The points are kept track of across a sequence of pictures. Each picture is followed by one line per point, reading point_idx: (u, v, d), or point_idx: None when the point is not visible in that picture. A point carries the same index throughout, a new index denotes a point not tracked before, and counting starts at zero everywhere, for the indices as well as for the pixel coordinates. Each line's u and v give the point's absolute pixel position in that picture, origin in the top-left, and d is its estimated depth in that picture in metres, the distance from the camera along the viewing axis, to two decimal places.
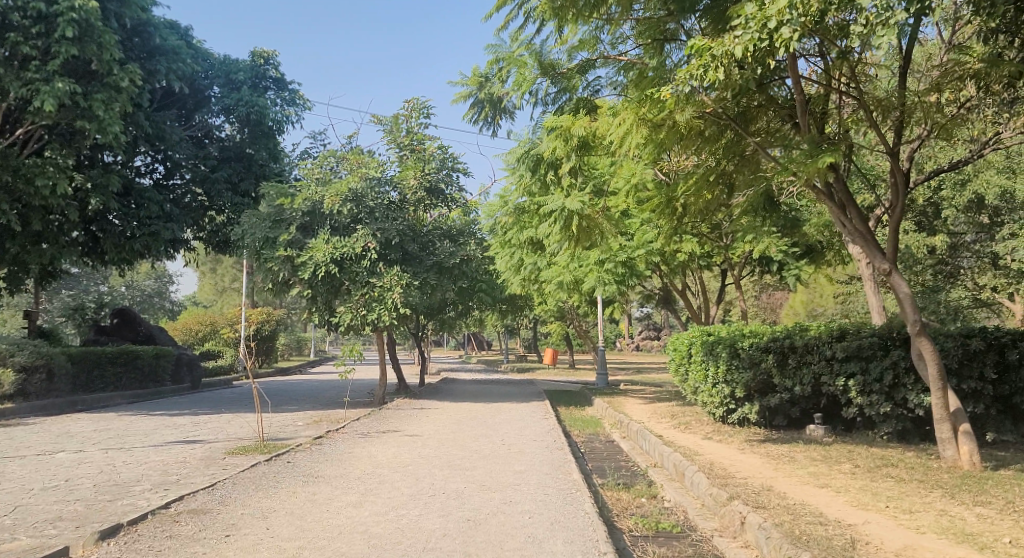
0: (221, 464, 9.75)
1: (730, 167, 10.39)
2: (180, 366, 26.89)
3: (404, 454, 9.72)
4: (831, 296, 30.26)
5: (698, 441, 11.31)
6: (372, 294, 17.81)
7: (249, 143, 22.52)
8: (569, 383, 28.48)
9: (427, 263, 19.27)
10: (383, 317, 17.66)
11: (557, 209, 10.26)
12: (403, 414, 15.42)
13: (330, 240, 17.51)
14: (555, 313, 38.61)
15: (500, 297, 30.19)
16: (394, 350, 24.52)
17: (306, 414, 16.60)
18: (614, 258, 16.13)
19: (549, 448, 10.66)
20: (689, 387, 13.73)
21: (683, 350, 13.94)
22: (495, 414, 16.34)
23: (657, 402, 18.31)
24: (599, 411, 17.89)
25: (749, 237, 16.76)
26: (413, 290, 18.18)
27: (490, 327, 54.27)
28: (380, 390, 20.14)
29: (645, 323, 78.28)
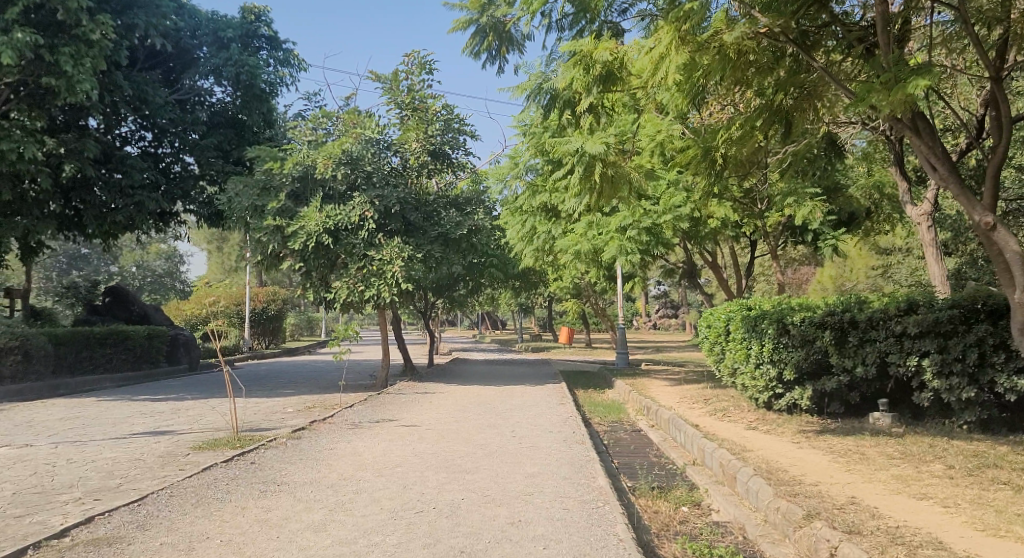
0: (178, 464, 8.24)
1: (786, 104, 8.65)
2: (177, 347, 25.57)
3: (395, 452, 8.16)
4: (865, 270, 28.40)
5: (742, 432, 9.67)
6: (370, 268, 16.27)
7: (241, 108, 20.90)
8: (586, 363, 26.92)
9: (431, 234, 17.65)
10: (383, 293, 16.13)
11: (574, 154, 8.65)
12: (403, 400, 13.89)
13: (323, 208, 16.00)
14: (570, 290, 36.95)
15: (513, 273, 28.58)
16: (399, 329, 23.04)
17: (299, 400, 15.13)
18: (638, 225, 14.42)
19: (567, 442, 9.06)
20: (727, 369, 12.08)
21: (719, 327, 12.26)
22: (507, 399, 14.76)
23: (685, 385, 16.70)
24: (621, 394, 16.29)
25: (788, 200, 15.02)
26: (416, 263, 16.60)
27: (505, 306, 52.81)
28: (383, 372, 18.67)
29: (662, 301, 76.46)
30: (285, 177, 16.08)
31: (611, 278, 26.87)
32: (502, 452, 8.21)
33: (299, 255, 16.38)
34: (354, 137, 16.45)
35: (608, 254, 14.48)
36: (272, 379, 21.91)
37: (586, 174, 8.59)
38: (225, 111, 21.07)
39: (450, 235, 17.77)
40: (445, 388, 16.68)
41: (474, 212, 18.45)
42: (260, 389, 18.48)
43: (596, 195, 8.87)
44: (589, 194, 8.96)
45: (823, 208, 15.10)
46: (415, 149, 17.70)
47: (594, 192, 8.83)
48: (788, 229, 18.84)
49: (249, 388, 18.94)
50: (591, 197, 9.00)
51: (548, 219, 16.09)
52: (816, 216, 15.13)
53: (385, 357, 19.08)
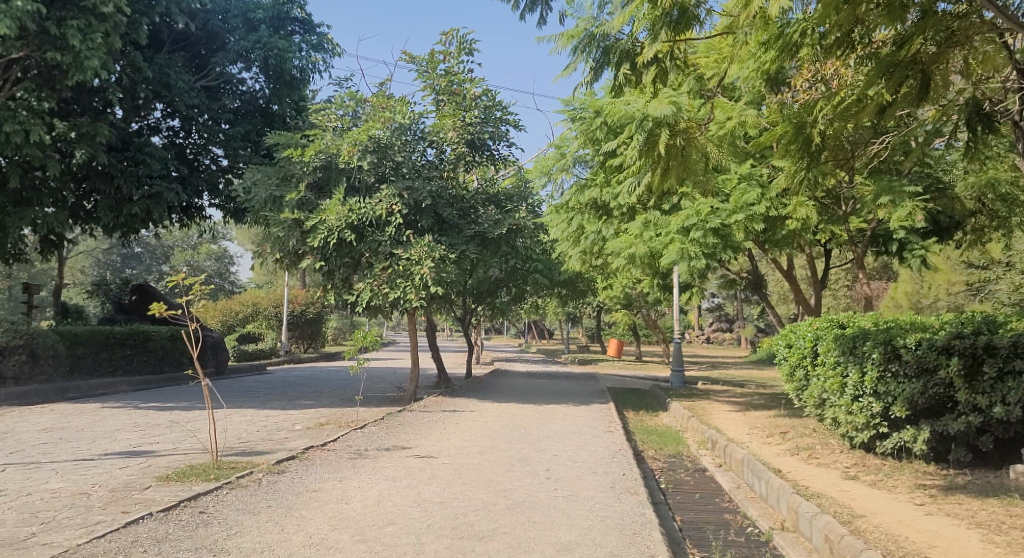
0: (125, 503, 6.59)
1: (924, 54, 6.55)
2: (204, 349, 24.44)
3: (394, 500, 6.38)
4: (946, 286, 25.76)
5: (839, 483, 7.60)
6: (397, 268, 14.66)
7: (272, 96, 19.69)
8: (636, 379, 24.89)
9: (467, 233, 15.93)
10: (410, 297, 14.49)
11: (636, 116, 7.50)
12: (426, 421, 12.19)
13: (348, 200, 14.45)
14: (620, 300, 34.91)
15: (558, 280, 26.71)
16: (434, 337, 21.44)
17: (313, 416, 13.60)
18: (703, 226, 12.41)
19: (616, 490, 7.14)
20: (811, 398, 9.99)
21: (803, 348, 10.15)
22: (546, 422, 12.89)
23: (750, 411, 14.64)
24: (678, 420, 14.25)
25: (879, 199, 12.86)
26: (449, 266, 14.97)
27: (551, 315, 50.93)
28: (412, 385, 17.04)
29: (716, 313, 73.36)
30: (307, 166, 14.56)
31: (664, 289, 24.73)
32: (530, 505, 6.37)
33: (320, 252, 14.83)
34: (382, 123, 14.77)
35: (666, 258, 12.51)
36: (297, 388, 20.44)
37: (649, 143, 7.39)
38: (257, 101, 19.84)
39: (488, 235, 16.01)
40: (478, 406, 14.89)
41: (515, 210, 16.66)
42: (279, 400, 16.99)
43: (658, 167, 7.53)
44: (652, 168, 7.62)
45: (923, 210, 12.86)
46: (452, 138, 16.06)
47: (657, 162, 7.49)
48: (872, 236, 16.51)
49: (268, 397, 17.47)
50: (653, 172, 7.66)
51: (598, 217, 14.22)
52: (914, 218, 12.91)
53: (416, 368, 17.44)
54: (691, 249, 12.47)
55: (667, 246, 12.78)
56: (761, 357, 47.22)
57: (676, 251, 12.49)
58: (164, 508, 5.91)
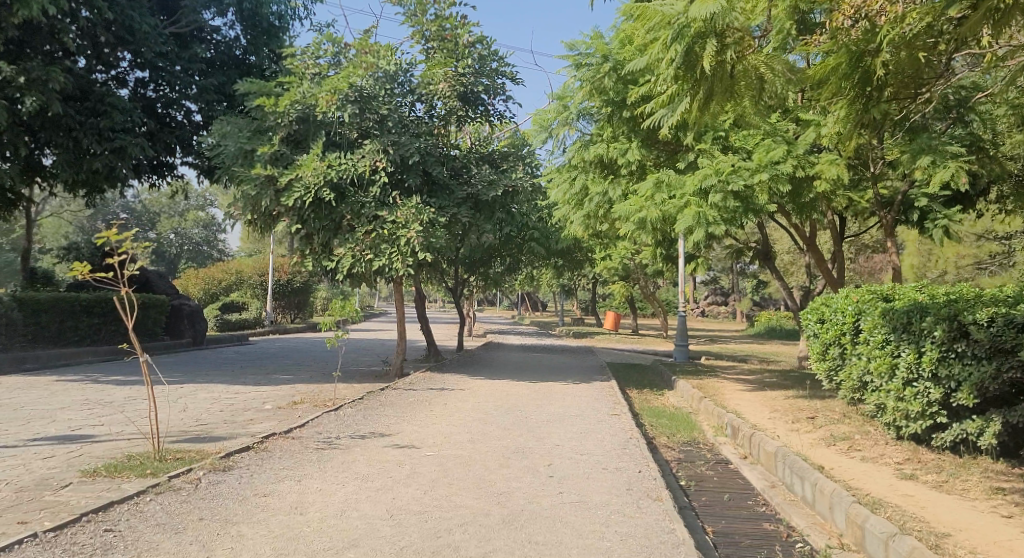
0: (27, 509, 5.32)
1: None
2: (180, 318, 23.08)
3: (363, 509, 5.16)
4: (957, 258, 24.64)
5: (897, 485, 6.40)
6: (381, 233, 13.26)
7: (249, 46, 18.33)
8: (636, 354, 23.73)
9: (459, 195, 14.53)
10: (395, 265, 13.14)
11: (669, 28, 6.45)
12: (411, 400, 10.98)
13: (326, 156, 13.02)
14: (618, 271, 33.70)
15: (555, 250, 25.44)
16: (424, 308, 20.19)
17: (287, 394, 12.34)
18: (724, 187, 11.02)
19: (633, 496, 5.90)
20: (850, 380, 8.74)
21: (841, 324, 8.89)
22: (544, 402, 11.68)
23: (767, 391, 13.47)
24: (689, 401, 13.09)
25: (919, 159, 11.57)
26: (438, 231, 13.62)
27: (546, 287, 49.73)
28: (398, 359, 15.80)
29: (712, 286, 72.34)
30: (281, 118, 13.00)
31: (666, 260, 23.45)
32: (529, 517, 5.16)
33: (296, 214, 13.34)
34: (365, 69, 13.24)
35: (680, 224, 11.13)
36: (277, 361, 19.17)
37: (684, 67, 6.44)
38: (233, 51, 18.34)
39: (482, 197, 14.61)
40: (470, 384, 13.69)
41: (512, 170, 15.21)
42: (255, 374, 15.68)
43: (698, 95, 6.61)
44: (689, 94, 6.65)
45: (967, 170, 11.57)
46: (442, 90, 14.52)
47: (695, 89, 6.56)
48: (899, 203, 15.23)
49: (243, 371, 16.15)
50: (690, 101, 6.71)
51: (605, 177, 12.83)
52: (958, 180, 11.63)
53: (404, 341, 16.17)
54: (710, 213, 11.07)
55: (684, 210, 11.32)
56: (759, 331, 46.21)
57: (693, 216, 11.08)
58: (62, 523, 4.62)
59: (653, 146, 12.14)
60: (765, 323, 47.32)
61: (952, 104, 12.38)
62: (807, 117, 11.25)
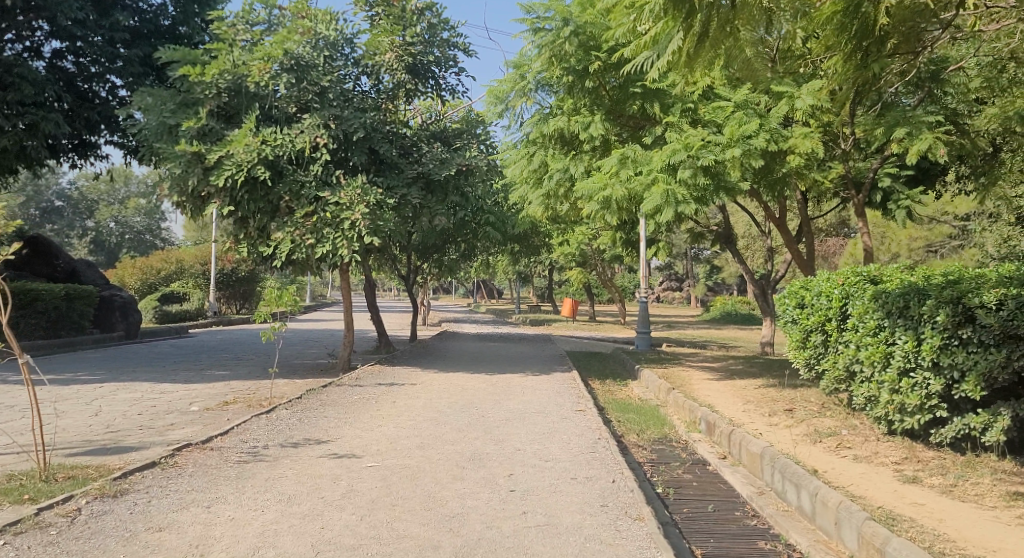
0: None
1: None
2: (110, 310, 21.50)
3: (282, 546, 4.17)
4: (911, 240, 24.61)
5: (903, 491, 5.66)
6: (323, 216, 12.15)
7: (178, 15, 16.85)
8: (596, 342, 22.98)
9: (408, 174, 13.49)
10: (339, 250, 12.04)
11: None
12: (356, 398, 9.96)
13: (260, 130, 11.83)
14: (575, 257, 32.99)
15: (511, 235, 24.53)
16: (374, 296, 19.09)
17: (219, 394, 11.19)
18: (693, 162, 10.24)
19: (610, 516, 5.03)
20: (835, 371, 8.02)
21: (826, 309, 8.17)
22: (502, 397, 10.77)
23: (736, 381, 12.78)
24: (656, 392, 12.32)
25: (896, 133, 10.93)
26: (387, 213, 12.58)
27: (502, 274, 48.88)
28: (345, 352, 14.70)
29: (667, 272, 72.40)
30: (208, 88, 11.74)
31: (625, 245, 22.72)
32: (487, 549, 4.24)
33: (227, 195, 12.09)
34: (302, 35, 12.10)
35: (647, 203, 10.30)
36: (215, 356, 17.88)
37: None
38: (160, 20, 16.67)
39: (434, 177, 13.59)
40: (422, 377, 12.72)
41: (465, 147, 14.19)
42: (187, 370, 14.43)
43: (691, 30, 6.10)
44: (681, 28, 6.10)
45: (944, 143, 11.00)
46: (388, 60, 13.41)
47: (688, 22, 6.06)
48: (868, 183, 14.67)
49: (174, 367, 14.88)
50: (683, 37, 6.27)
51: (565, 154, 11.93)
52: (935, 154, 11.05)
53: (351, 332, 15.08)
54: (680, 191, 10.28)
55: (652, 188, 10.50)
56: (714, 316, 46.09)
57: (662, 194, 10.26)
58: None
59: (616, 120, 11.29)
60: (721, 308, 47.24)
61: (925, 77, 11.83)
62: (780, 89, 10.55)
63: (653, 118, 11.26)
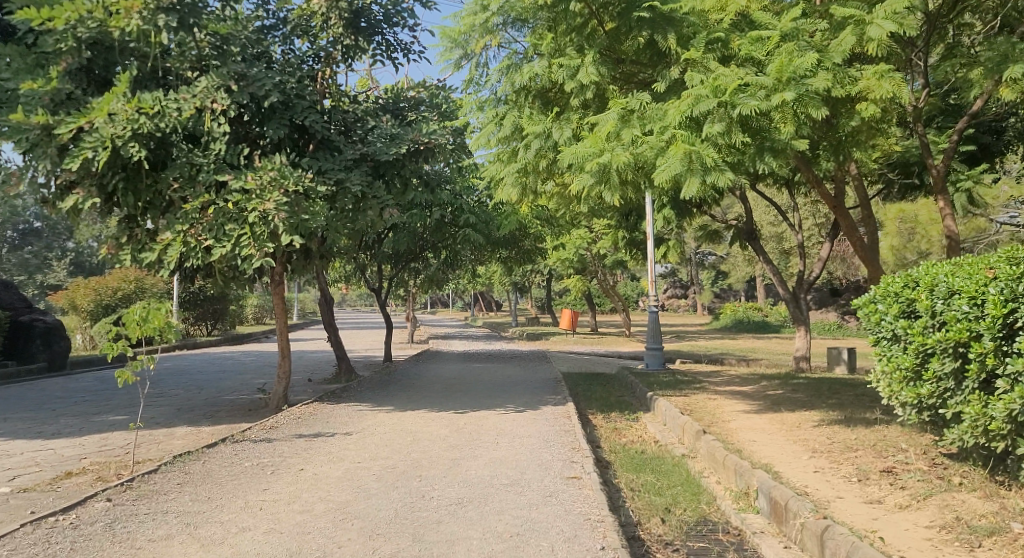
0: None
1: None
2: (30, 337, 18.35)
3: None
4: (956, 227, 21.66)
5: None
6: (224, 207, 9.12)
7: None
8: (597, 361, 19.79)
9: (347, 155, 10.46)
10: (247, 253, 9.01)
11: None
12: (249, 467, 6.79)
13: (134, 94, 8.73)
14: (574, 264, 29.84)
15: (498, 240, 21.42)
16: (332, 315, 16.04)
17: (74, 457, 8.02)
18: (726, 113, 7.21)
19: None
20: (989, 421, 4.89)
21: (968, 320, 5.04)
22: (465, 452, 7.64)
23: (784, 416, 9.62)
24: (678, 435, 9.14)
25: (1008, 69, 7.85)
26: (315, 203, 9.64)
27: (498, 286, 45.70)
28: (278, 387, 11.56)
29: (671, 280, 69.30)
30: (61, 39, 8.58)
31: (628, 247, 19.68)
32: None
33: (93, 182, 8.92)
34: None
35: (662, 171, 7.19)
36: (135, 391, 14.74)
37: None
38: None
39: (381, 157, 10.57)
40: (367, 421, 9.55)
41: (421, 120, 11.22)
42: (75, 415, 11.27)
43: None
44: None
45: None
46: (319, 8, 10.62)
47: None
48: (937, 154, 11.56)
49: (62, 411, 11.72)
50: None
51: (547, 116, 8.82)
52: None
53: (289, 360, 11.97)
54: (710, 152, 7.20)
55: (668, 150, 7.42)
56: (726, 325, 42.89)
57: (682, 156, 7.17)
58: None
59: (612, 64, 8.24)
60: (732, 316, 44.04)
61: None
62: (844, 11, 7.52)
63: (665, 60, 8.21)
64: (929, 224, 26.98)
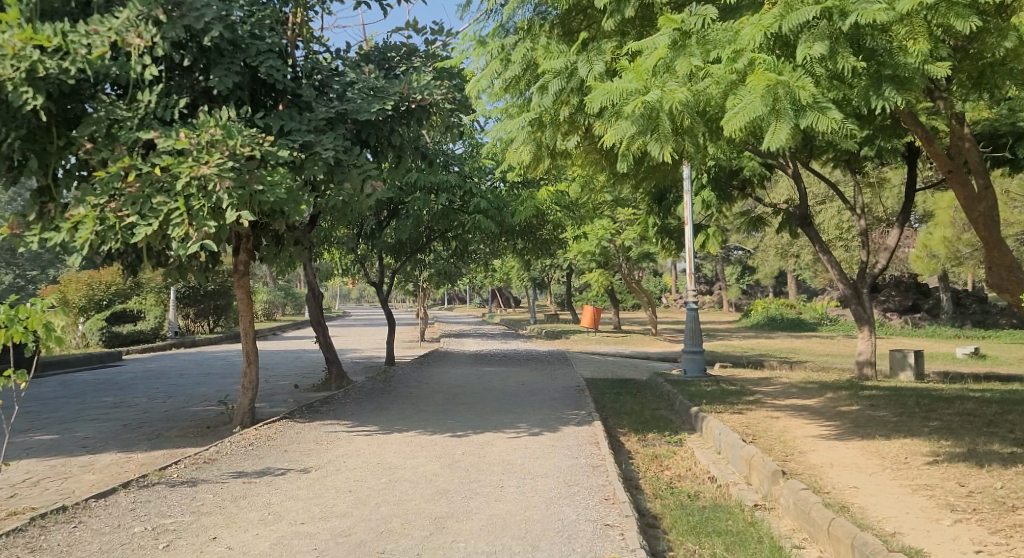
0: None
1: None
2: None
3: None
4: None
5: None
6: (151, 174, 7.07)
7: None
8: (625, 365, 17.54)
9: (319, 113, 8.42)
10: (177, 233, 6.93)
11: None
12: (137, 536, 4.67)
13: (30, 23, 6.68)
14: (598, 258, 27.63)
15: (515, 229, 19.25)
16: (319, 310, 14.10)
17: None
18: (829, 25, 4.97)
19: None
20: None
21: None
22: (458, 508, 5.47)
23: (881, 446, 7.37)
24: (744, 474, 6.91)
25: None
26: (273, 172, 7.59)
27: (517, 282, 43.62)
28: (243, 403, 9.58)
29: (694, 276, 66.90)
30: None
31: (660, 236, 17.47)
32: None
33: None
34: None
35: (738, 114, 4.96)
36: (92, 401, 12.74)
37: None
38: None
39: (361, 116, 8.49)
40: (339, 450, 7.43)
41: (412, 71, 9.13)
42: None
43: None
44: None
45: None
46: None
47: None
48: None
49: None
50: None
51: (570, 49, 6.65)
52: None
53: (257, 367, 9.88)
54: (806, 84, 4.96)
55: (742, 84, 5.22)
56: (756, 323, 40.45)
57: (765, 91, 4.95)
58: None
59: None
60: (764, 313, 41.53)
61: None
62: None
63: None
64: None
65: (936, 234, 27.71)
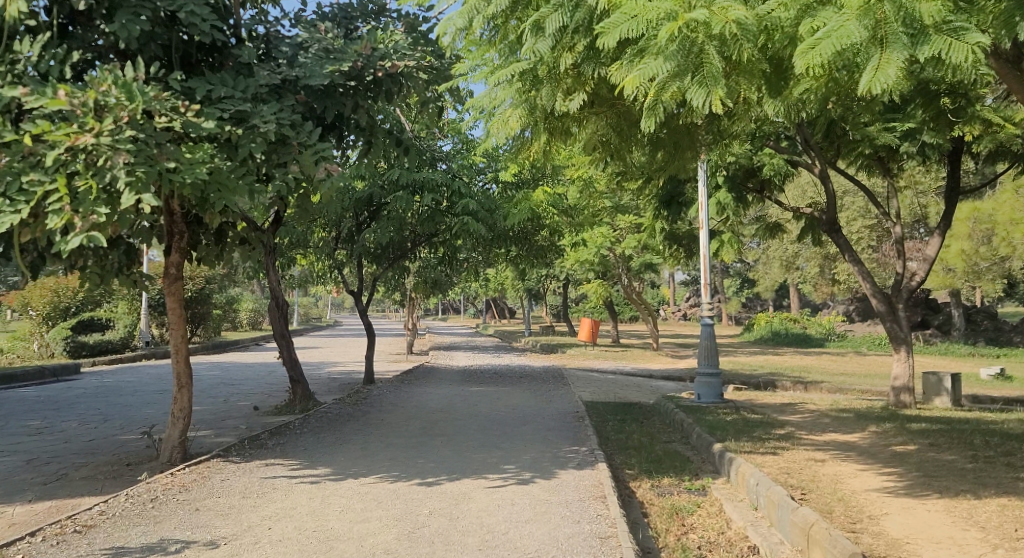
0: None
1: None
2: None
3: None
4: None
5: None
6: (25, 144, 5.44)
7: None
8: (629, 385, 15.86)
9: (259, 77, 6.80)
10: (56, 220, 5.32)
11: None
12: None
13: None
14: (596, 268, 26.01)
15: (508, 234, 17.58)
16: (282, 324, 12.50)
17: None
18: None
19: None
20: None
21: None
22: None
23: (974, 509, 5.67)
24: (802, 549, 5.20)
25: None
26: (194, 148, 5.99)
27: (512, 292, 41.99)
28: (171, 441, 7.87)
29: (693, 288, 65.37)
30: None
31: (668, 243, 15.79)
32: None
33: None
34: None
35: (829, 36, 3.36)
36: (13, 425, 10.96)
37: None
38: None
39: (313, 83, 6.87)
40: (269, 508, 5.70)
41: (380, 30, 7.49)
42: None
43: None
44: None
45: None
46: None
47: None
48: None
49: None
50: None
51: None
52: None
53: (190, 392, 8.12)
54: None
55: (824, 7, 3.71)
56: (760, 338, 38.82)
57: (864, 7, 3.39)
58: None
59: None
60: (767, 327, 39.85)
61: None
62: None
63: None
64: (1009, 224, 23.74)
65: (952, 247, 26.12)
